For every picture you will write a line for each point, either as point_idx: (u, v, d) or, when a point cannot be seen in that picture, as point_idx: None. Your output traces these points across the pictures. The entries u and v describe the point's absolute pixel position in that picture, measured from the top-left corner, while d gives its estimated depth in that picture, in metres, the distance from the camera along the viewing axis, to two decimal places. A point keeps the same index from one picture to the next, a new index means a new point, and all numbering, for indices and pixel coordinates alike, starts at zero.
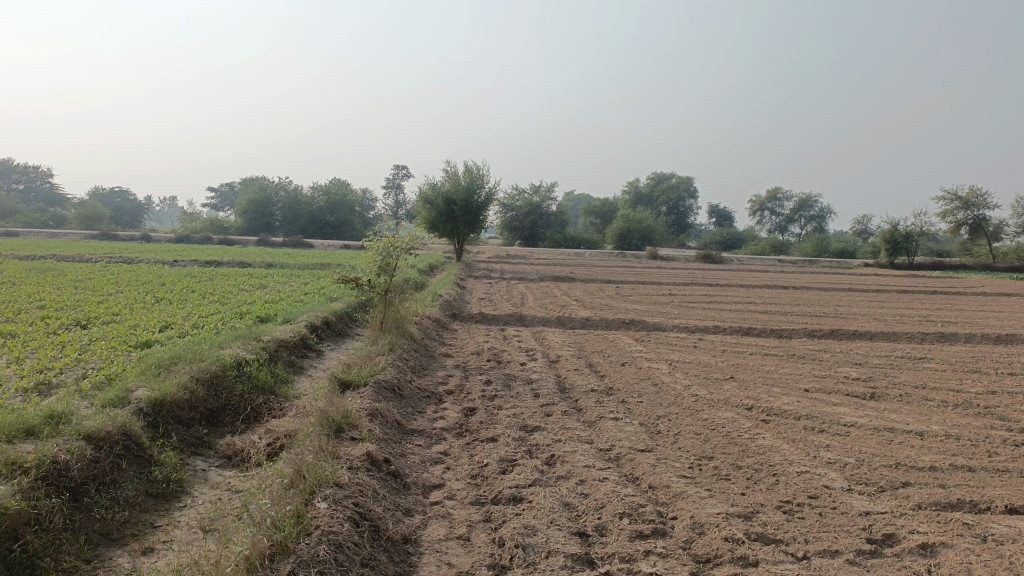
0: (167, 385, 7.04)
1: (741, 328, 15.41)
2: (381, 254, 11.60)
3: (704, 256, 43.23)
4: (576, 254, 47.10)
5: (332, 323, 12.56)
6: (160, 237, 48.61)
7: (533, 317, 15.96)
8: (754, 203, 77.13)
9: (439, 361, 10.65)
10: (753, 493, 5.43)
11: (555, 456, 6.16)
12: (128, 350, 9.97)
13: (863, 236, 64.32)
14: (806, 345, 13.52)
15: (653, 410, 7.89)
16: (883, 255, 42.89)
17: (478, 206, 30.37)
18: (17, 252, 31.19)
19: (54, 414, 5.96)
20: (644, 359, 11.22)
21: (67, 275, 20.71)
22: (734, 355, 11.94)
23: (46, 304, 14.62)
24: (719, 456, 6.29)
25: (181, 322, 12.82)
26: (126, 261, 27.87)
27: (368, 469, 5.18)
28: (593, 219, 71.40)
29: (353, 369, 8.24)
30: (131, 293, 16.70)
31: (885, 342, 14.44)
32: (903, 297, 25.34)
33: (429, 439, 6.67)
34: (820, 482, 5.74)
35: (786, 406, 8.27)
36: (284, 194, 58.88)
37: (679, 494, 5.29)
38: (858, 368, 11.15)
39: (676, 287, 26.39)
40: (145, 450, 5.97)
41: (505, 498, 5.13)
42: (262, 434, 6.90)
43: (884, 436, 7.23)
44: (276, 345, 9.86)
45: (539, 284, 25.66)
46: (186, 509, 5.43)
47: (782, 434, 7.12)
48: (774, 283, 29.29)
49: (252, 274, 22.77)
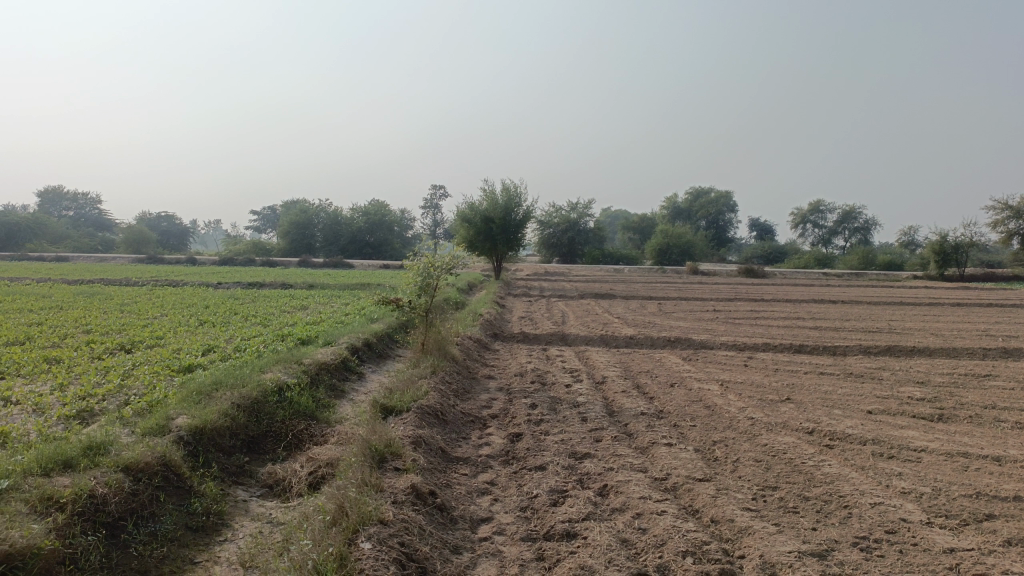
0: (207, 412, 6.89)
1: (791, 345, 14.90)
2: (422, 275, 11.42)
3: (746, 271, 42.45)
4: (616, 270, 46.69)
5: (373, 345, 12.39)
6: (205, 260, 49.35)
7: (576, 335, 15.63)
8: (796, 215, 75.89)
9: (482, 383, 10.39)
10: (825, 528, 5.05)
11: (608, 486, 5.84)
12: (170, 375, 9.88)
13: (910, 247, 62.80)
14: (861, 363, 12.98)
15: (709, 435, 7.52)
16: (932, 267, 41.66)
17: (517, 224, 30.16)
18: (67, 276, 31.80)
19: (93, 444, 5.84)
20: (694, 379, 10.83)
21: (112, 299, 20.95)
22: (788, 375, 11.48)
23: (92, 329, 14.70)
24: (784, 486, 5.91)
25: (224, 345, 12.76)
26: (172, 284, 28.26)
27: (414, 503, 4.91)
28: (631, 235, 70.90)
29: (395, 394, 8.02)
30: (175, 317, 16.79)
31: (946, 359, 13.82)
32: (957, 310, 24.47)
33: (475, 467, 6.40)
34: (896, 515, 5.33)
35: (850, 430, 7.83)
36: (325, 215, 59.57)
37: (745, 530, 4.95)
38: (921, 387, 10.62)
39: (720, 303, 25.82)
40: (186, 481, 5.81)
41: (558, 534, 4.85)
42: (304, 463, 6.69)
43: (960, 461, 6.77)
44: (317, 368, 9.70)
45: (580, 302, 25.31)
46: (226, 544, 5.23)
47: (849, 462, 6.70)
48: (821, 298, 28.55)
49: (293, 296, 22.82)
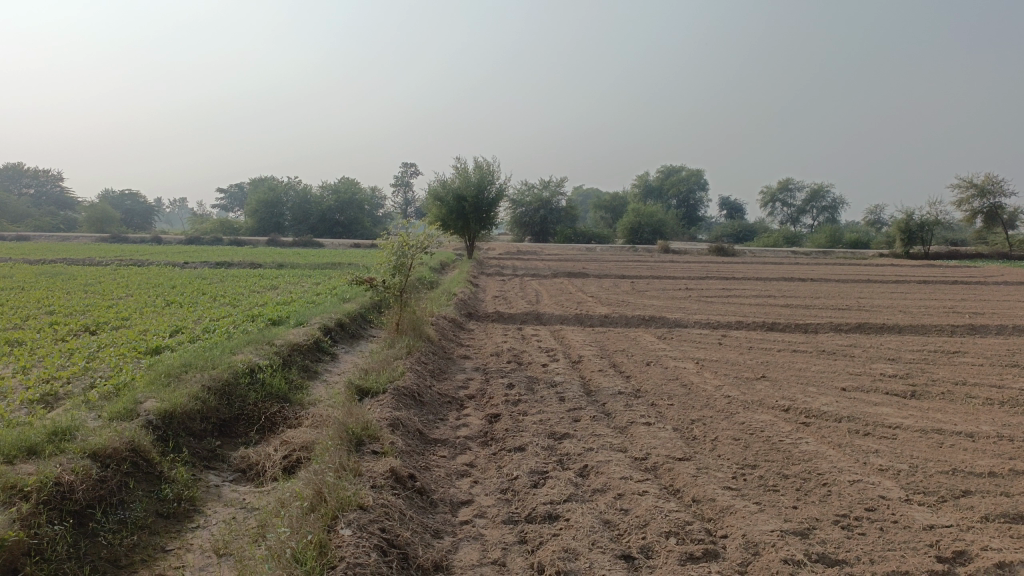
0: (177, 395, 6.71)
1: (764, 323, 14.98)
2: (396, 254, 11.24)
3: (717, 249, 42.70)
4: (587, 249, 46.71)
5: (346, 325, 12.22)
6: (171, 239, 48.44)
7: (551, 314, 15.58)
8: (766, 194, 76.44)
9: (458, 363, 10.29)
10: (806, 506, 5.05)
11: (588, 466, 5.79)
12: (137, 357, 9.66)
13: (876, 226, 63.64)
14: (834, 341, 13.09)
15: (686, 414, 7.51)
16: (898, 245, 42.23)
17: (489, 203, 29.98)
18: (28, 256, 31.03)
19: (59, 429, 5.65)
20: (669, 357, 10.83)
21: (76, 279, 20.44)
22: (763, 353, 11.53)
23: (55, 310, 14.32)
24: (764, 465, 5.91)
25: (192, 326, 12.50)
26: (137, 263, 27.69)
27: (393, 487, 4.81)
28: (603, 214, 70.94)
29: (370, 375, 7.89)
30: (142, 297, 16.43)
31: (915, 336, 13.98)
32: (924, 287, 24.82)
33: (454, 449, 6.32)
34: (875, 493, 5.35)
35: (825, 407, 7.87)
36: (294, 193, 58.74)
37: (727, 509, 4.93)
38: (893, 364, 10.73)
39: (692, 281, 25.93)
40: (155, 466, 5.65)
41: (540, 516, 4.79)
42: (278, 446, 6.56)
43: (934, 438, 6.82)
44: (289, 349, 9.53)
45: (553, 281, 25.25)
46: (199, 531, 5.10)
47: (826, 439, 6.72)
48: (790, 276, 28.78)
49: (263, 275, 22.49)
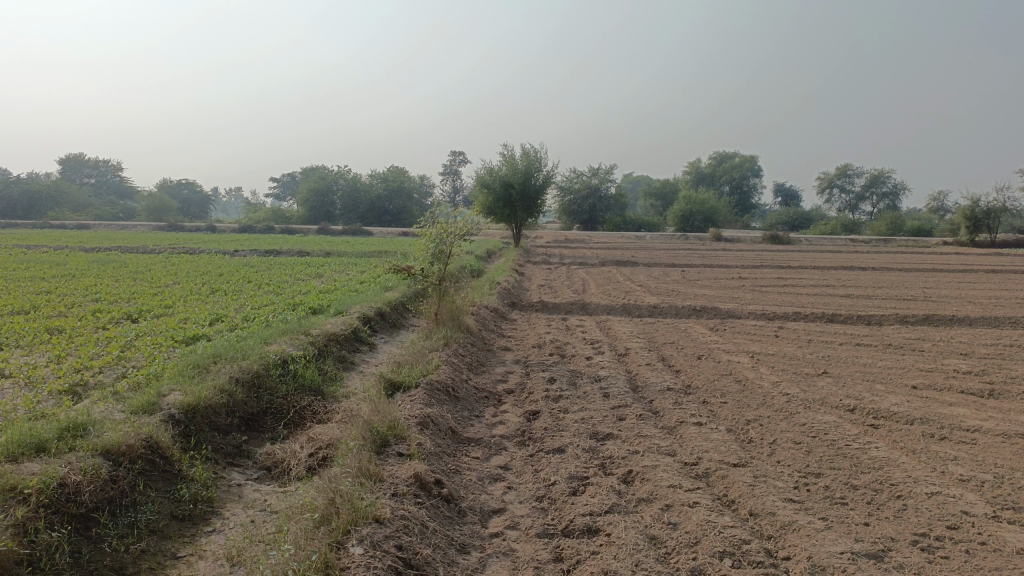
0: (202, 388, 6.42)
1: (823, 314, 14.21)
2: (434, 242, 10.83)
3: (770, 237, 41.49)
4: (637, 237, 45.88)
5: (386, 314, 11.90)
6: (224, 228, 49.03)
7: (597, 304, 15.05)
8: (823, 180, 74.24)
9: (498, 356, 9.86)
10: (880, 524, 4.49)
11: (633, 471, 5.31)
12: (173, 346, 9.46)
13: (939, 213, 61.40)
14: (900, 333, 12.31)
15: (741, 414, 6.95)
16: (963, 233, 40.40)
17: (536, 190, 29.43)
18: (84, 243, 31.73)
19: (74, 423, 5.37)
20: (722, 351, 10.21)
21: (126, 266, 20.59)
22: (823, 346, 10.87)
23: (101, 298, 14.29)
24: (829, 473, 5.35)
25: (232, 314, 12.31)
26: (189, 252, 27.94)
27: (417, 496, 4.40)
28: (654, 201, 69.61)
29: (403, 369, 7.51)
30: (187, 285, 16.43)
31: (987, 328, 13.11)
32: (991, 277, 23.61)
33: (488, 449, 5.89)
34: (957, 508, 4.76)
35: (896, 408, 7.21)
36: (344, 182, 58.98)
37: (789, 526, 4.41)
38: (966, 360, 9.96)
39: (746, 270, 25.07)
40: (173, 464, 5.35)
41: (578, 528, 4.34)
42: (304, 443, 6.23)
43: (1019, 444, 6.14)
44: (326, 339, 9.22)
45: (601, 269, 24.63)
46: (214, 536, 4.76)
47: (899, 444, 6.10)
48: (848, 265, 27.71)
49: (309, 264, 22.40)
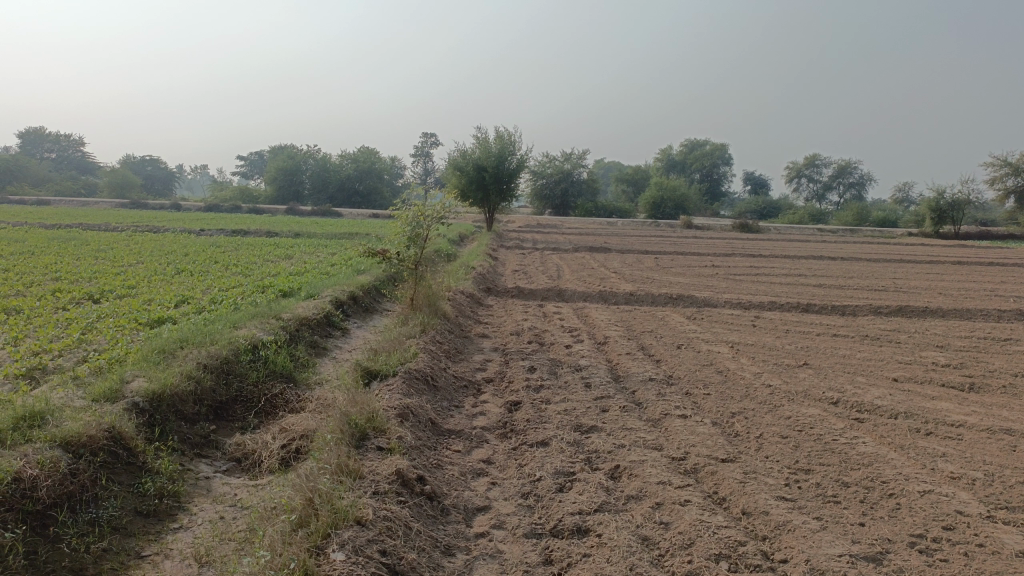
0: (168, 375, 6.11)
1: (798, 303, 14.16)
2: (410, 225, 10.54)
3: (741, 225, 41.66)
4: (608, 222, 45.85)
5: (358, 298, 11.59)
6: (190, 206, 47.96)
7: (573, 290, 14.87)
8: (792, 170, 74.82)
9: (476, 343, 9.65)
10: (875, 524, 4.38)
11: (620, 467, 5.15)
12: (136, 329, 9.10)
13: (905, 204, 62.25)
14: (876, 324, 12.31)
15: (725, 406, 6.82)
16: (928, 224, 40.91)
17: (510, 173, 29.12)
18: (44, 220, 30.82)
19: (30, 411, 5.04)
20: (701, 341, 10.09)
21: (88, 244, 19.92)
22: (800, 336, 10.81)
23: (61, 277, 13.77)
24: (819, 470, 5.23)
25: (199, 296, 11.92)
26: (153, 230, 27.20)
27: (399, 494, 4.19)
28: (625, 187, 69.52)
29: (380, 357, 7.26)
30: (151, 265, 15.93)
31: (960, 321, 13.17)
32: (958, 268, 23.85)
33: (469, 442, 5.69)
34: (950, 507, 4.66)
35: (879, 401, 7.14)
36: (313, 162, 58.16)
37: (783, 526, 4.28)
38: (943, 353, 9.95)
39: (720, 258, 25.05)
40: (137, 456, 5.06)
41: (568, 529, 4.16)
42: (276, 434, 5.97)
43: (1005, 440, 6.09)
44: (297, 324, 8.92)
45: (574, 255, 24.47)
46: (181, 533, 4.50)
47: (886, 440, 6.01)
48: (819, 254, 27.83)
49: (278, 244, 21.94)
